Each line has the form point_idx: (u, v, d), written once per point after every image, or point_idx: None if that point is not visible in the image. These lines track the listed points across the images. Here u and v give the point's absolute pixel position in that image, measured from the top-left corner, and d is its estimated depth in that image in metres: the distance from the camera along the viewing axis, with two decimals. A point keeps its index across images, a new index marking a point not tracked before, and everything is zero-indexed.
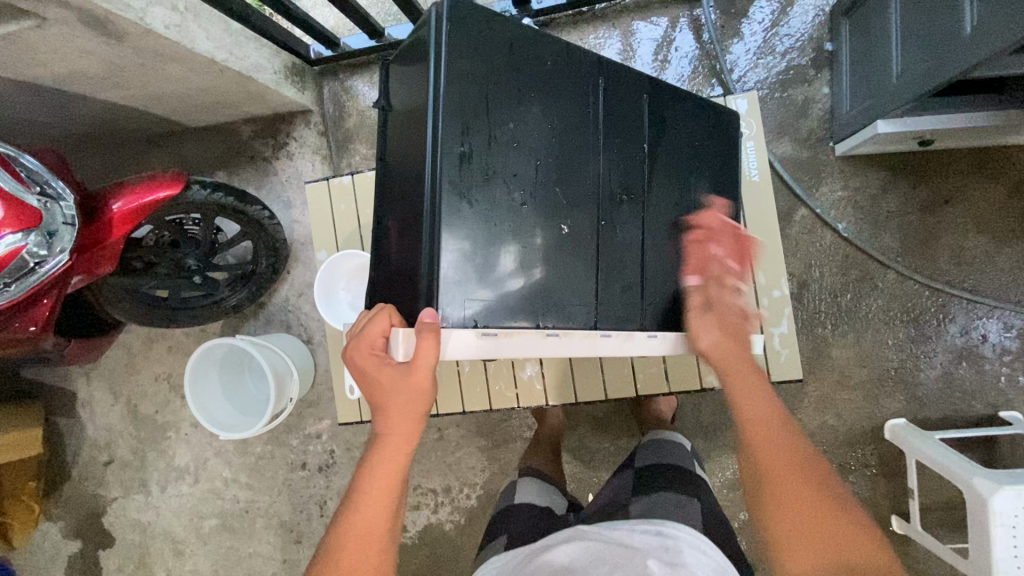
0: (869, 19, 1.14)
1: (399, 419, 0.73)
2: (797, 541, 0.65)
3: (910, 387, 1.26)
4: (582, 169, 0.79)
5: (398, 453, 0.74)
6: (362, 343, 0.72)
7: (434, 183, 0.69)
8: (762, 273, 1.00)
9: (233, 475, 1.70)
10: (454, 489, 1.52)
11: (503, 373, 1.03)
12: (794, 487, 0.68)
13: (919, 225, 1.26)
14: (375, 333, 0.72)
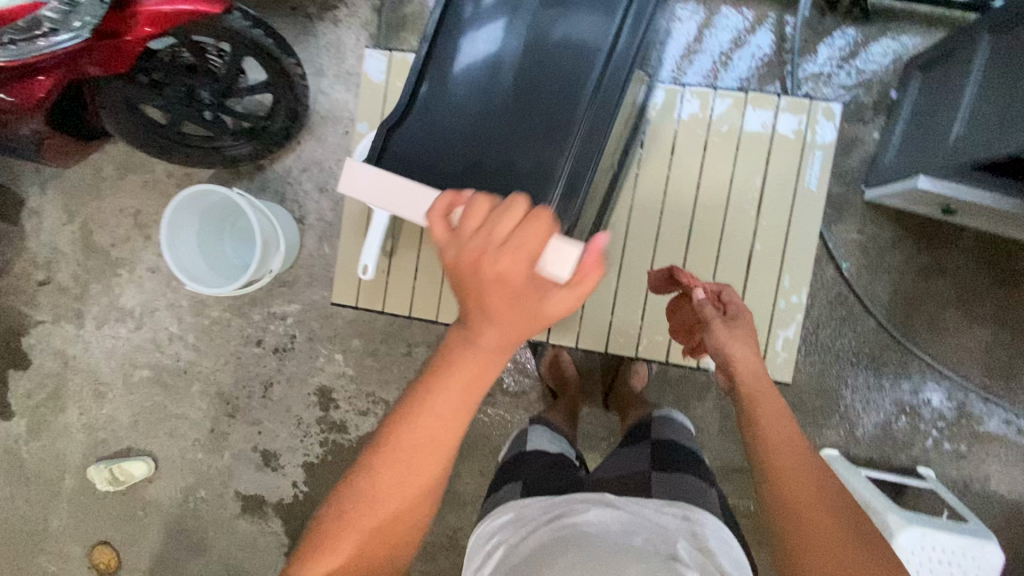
0: (946, 78, 1.17)
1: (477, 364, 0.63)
2: (820, 541, 0.63)
3: (852, 425, 1.36)
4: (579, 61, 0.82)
5: (472, 391, 0.64)
6: (496, 244, 0.56)
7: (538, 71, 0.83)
8: (787, 277, 1.01)
9: (181, 333, 1.62)
10: None
11: None
12: (818, 512, 0.65)
13: (910, 285, 1.34)
14: (531, 245, 0.56)
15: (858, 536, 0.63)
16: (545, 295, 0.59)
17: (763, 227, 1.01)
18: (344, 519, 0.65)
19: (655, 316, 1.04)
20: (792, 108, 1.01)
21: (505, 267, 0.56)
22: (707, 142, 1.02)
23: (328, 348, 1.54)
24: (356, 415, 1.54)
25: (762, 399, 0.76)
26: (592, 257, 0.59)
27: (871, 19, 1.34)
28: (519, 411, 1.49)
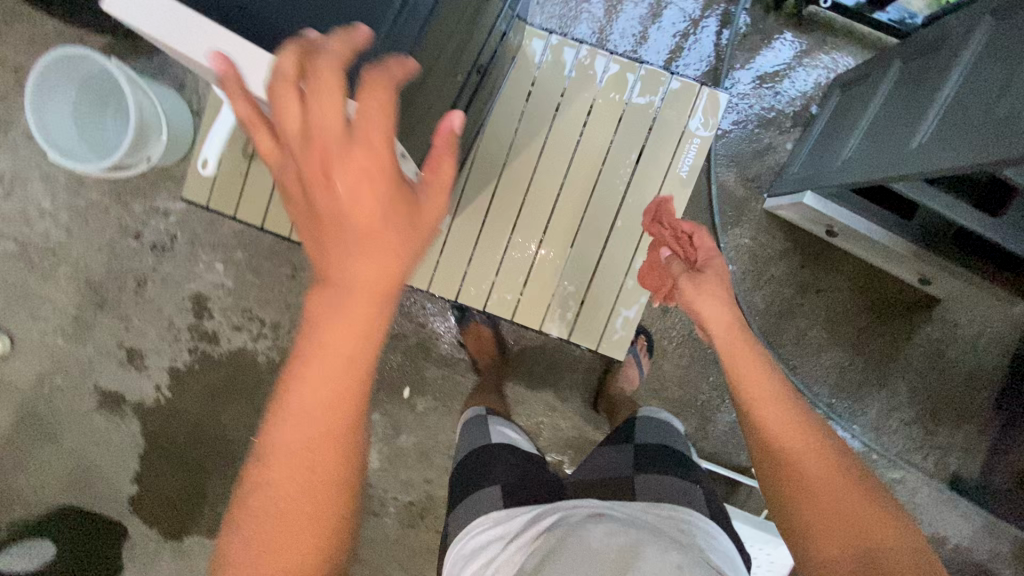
0: (856, 100, 1.19)
1: (350, 325, 0.52)
2: (821, 493, 0.64)
3: (705, 420, 1.42)
4: None
5: (355, 360, 0.53)
6: (336, 139, 0.47)
7: None
8: (639, 258, 1.12)
9: (53, 211, 1.51)
10: (283, 328, 1.48)
11: None
12: (826, 472, 0.66)
13: (786, 298, 1.39)
14: (381, 133, 0.47)
15: (855, 483, 0.65)
16: (407, 204, 0.51)
17: (628, 203, 1.11)
18: (235, 552, 0.54)
19: (513, 270, 1.13)
20: (680, 97, 1.10)
21: (349, 174, 0.48)
22: (597, 110, 1.10)
23: (209, 255, 1.47)
24: (230, 329, 1.49)
25: (739, 351, 0.75)
26: (447, 141, 0.51)
27: (811, 28, 1.33)
28: (394, 354, 1.47)
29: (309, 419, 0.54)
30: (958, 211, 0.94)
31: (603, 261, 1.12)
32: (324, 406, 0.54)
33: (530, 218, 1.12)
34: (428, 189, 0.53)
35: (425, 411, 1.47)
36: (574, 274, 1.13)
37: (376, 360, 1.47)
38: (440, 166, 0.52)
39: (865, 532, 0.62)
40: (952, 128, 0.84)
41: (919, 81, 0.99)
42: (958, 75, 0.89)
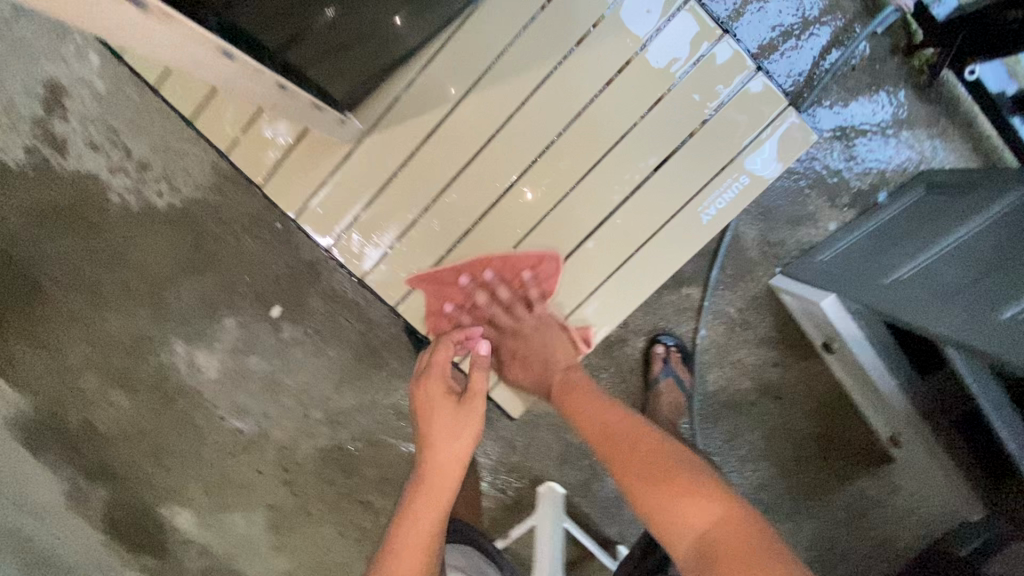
0: (938, 212, 0.93)
1: (413, 529, 0.67)
2: (649, 469, 0.66)
3: (593, 477, 1.23)
4: None
5: (420, 545, 0.65)
6: (450, 407, 0.76)
7: None
8: (594, 302, 0.93)
9: None
10: (150, 171, 1.14)
11: (244, 115, 0.91)
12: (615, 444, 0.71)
13: (741, 389, 1.17)
14: (433, 396, 0.78)
15: (699, 475, 0.63)
16: (462, 410, 0.76)
17: (616, 225, 0.90)
18: None
19: (444, 232, 0.92)
20: (744, 114, 0.87)
21: (443, 428, 0.75)
22: (639, 83, 0.86)
23: (87, 39, 1.09)
24: (85, 143, 1.14)
25: (575, 399, 0.81)
26: (480, 370, 0.78)
27: (928, 98, 1.03)
28: (275, 262, 1.15)
29: None
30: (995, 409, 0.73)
31: (565, 270, 0.91)
32: None
33: (495, 173, 0.89)
34: (471, 396, 0.77)
35: (291, 340, 1.20)
36: (522, 266, 0.91)
37: (250, 259, 1.16)
38: (478, 376, 0.78)
39: (690, 502, 0.60)
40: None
41: None
42: None
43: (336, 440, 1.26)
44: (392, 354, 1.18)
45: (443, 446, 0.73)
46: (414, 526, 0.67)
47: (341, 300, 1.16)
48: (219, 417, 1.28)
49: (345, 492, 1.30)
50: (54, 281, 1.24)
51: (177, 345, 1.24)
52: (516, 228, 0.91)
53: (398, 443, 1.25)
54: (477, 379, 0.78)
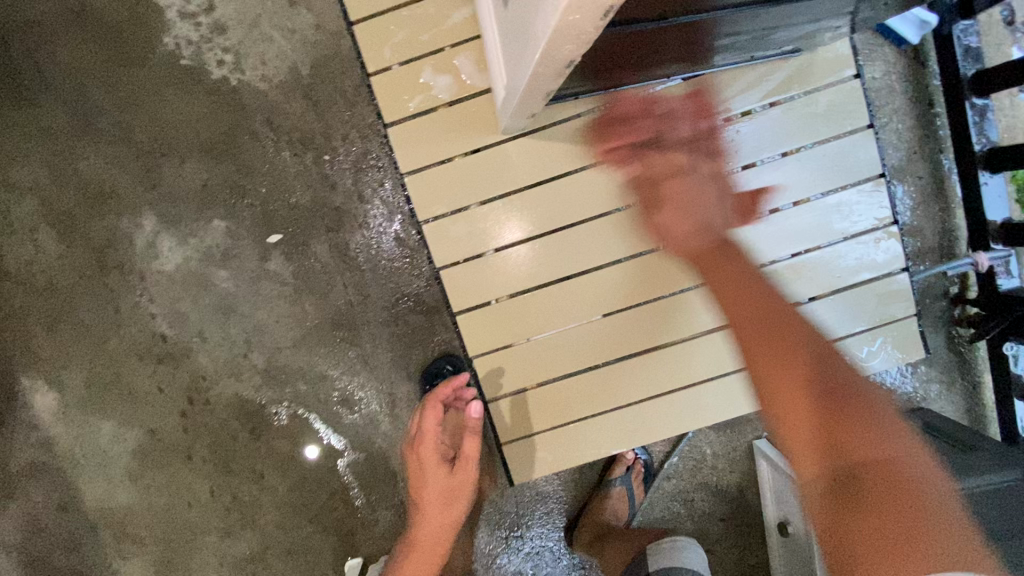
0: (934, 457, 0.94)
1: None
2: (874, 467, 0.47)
3: (505, 551, 1.14)
4: None
5: None
6: (441, 476, 0.83)
7: None
8: (619, 413, 0.91)
9: None
10: (223, 38, 1.03)
11: (416, 46, 0.88)
12: (802, 404, 0.53)
13: (682, 530, 1.13)
14: (425, 463, 0.83)
15: (872, 412, 0.51)
16: (451, 476, 0.83)
17: (671, 356, 0.89)
18: None
19: (514, 268, 0.89)
20: (839, 309, 0.89)
21: (437, 501, 0.83)
22: (790, 226, 0.88)
23: None
24: None
25: (769, 351, 0.57)
26: (473, 433, 0.82)
27: (948, 342, 1.09)
28: (301, 190, 1.05)
29: None
30: None
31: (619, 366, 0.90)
32: None
33: (623, 235, 0.88)
34: (462, 467, 0.83)
35: (273, 274, 1.07)
36: (605, 337, 0.89)
37: (278, 176, 1.05)
38: (472, 444, 0.82)
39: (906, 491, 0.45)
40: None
41: None
42: None
43: (263, 397, 1.12)
44: (369, 338, 1.08)
45: (430, 514, 0.83)
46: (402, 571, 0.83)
47: (347, 261, 1.06)
48: (147, 314, 1.12)
49: (241, 454, 1.14)
50: (50, 89, 1.08)
51: (145, 219, 1.09)
52: (620, 294, 0.89)
53: (325, 429, 1.12)
54: (470, 449, 0.82)
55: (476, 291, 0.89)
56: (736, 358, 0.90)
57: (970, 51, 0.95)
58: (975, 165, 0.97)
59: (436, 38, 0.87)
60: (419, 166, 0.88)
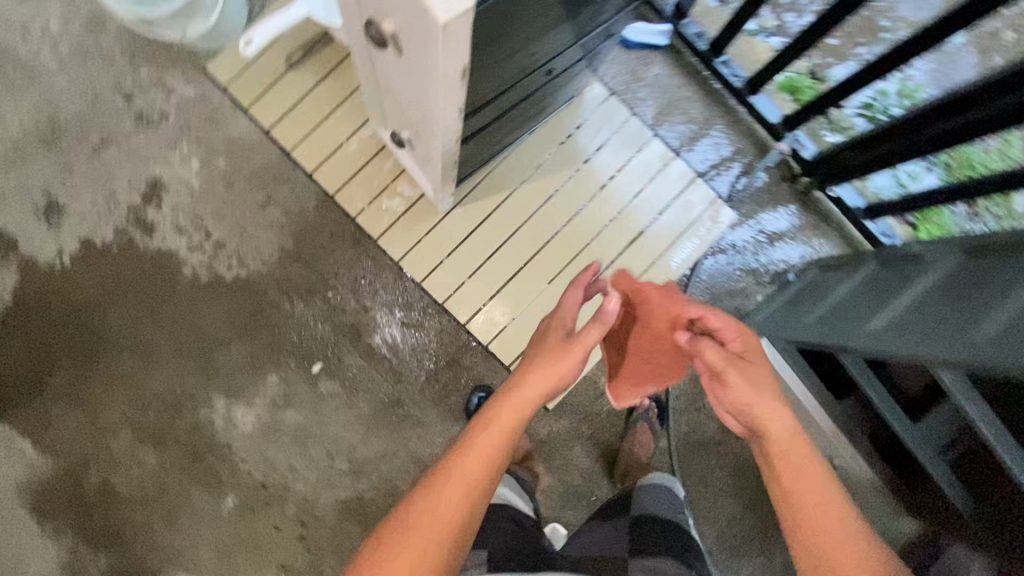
0: (828, 277, 1.29)
1: (491, 448, 0.67)
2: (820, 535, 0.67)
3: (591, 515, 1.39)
4: None
5: (483, 459, 0.67)
6: (556, 342, 0.76)
7: None
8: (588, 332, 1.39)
9: (54, 34, 1.37)
10: (224, 249, 1.38)
11: (374, 184, 1.37)
12: (805, 467, 0.70)
13: (709, 432, 1.41)
14: (565, 315, 0.79)
15: (847, 525, 0.67)
16: (564, 348, 0.75)
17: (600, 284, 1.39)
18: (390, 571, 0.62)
19: (485, 279, 1.37)
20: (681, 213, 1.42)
21: (515, 419, 0.69)
22: (624, 180, 1.42)
23: (190, 149, 1.38)
24: (171, 226, 1.38)
25: (799, 469, 0.70)
26: (599, 320, 0.75)
27: (809, 209, 1.45)
28: (323, 326, 1.38)
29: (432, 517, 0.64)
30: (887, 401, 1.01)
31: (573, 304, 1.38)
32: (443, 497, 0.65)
33: (539, 230, 1.39)
34: (576, 345, 0.74)
35: (328, 394, 1.37)
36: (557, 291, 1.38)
37: (303, 324, 1.38)
38: (608, 309, 0.74)
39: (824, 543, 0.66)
40: (923, 316, 0.91)
41: (891, 280, 1.10)
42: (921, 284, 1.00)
43: (358, 491, 1.38)
44: (417, 406, 1.37)
45: (525, 391, 0.71)
46: (477, 448, 0.67)
47: (377, 358, 1.38)
48: (245, 473, 1.38)
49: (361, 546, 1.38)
50: (110, 343, 1.38)
51: (217, 401, 1.38)
52: (553, 262, 1.38)
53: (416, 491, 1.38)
54: (596, 326, 0.75)
55: (470, 304, 1.36)
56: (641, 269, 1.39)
57: (698, 34, 1.40)
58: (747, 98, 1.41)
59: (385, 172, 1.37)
60: (404, 248, 1.37)
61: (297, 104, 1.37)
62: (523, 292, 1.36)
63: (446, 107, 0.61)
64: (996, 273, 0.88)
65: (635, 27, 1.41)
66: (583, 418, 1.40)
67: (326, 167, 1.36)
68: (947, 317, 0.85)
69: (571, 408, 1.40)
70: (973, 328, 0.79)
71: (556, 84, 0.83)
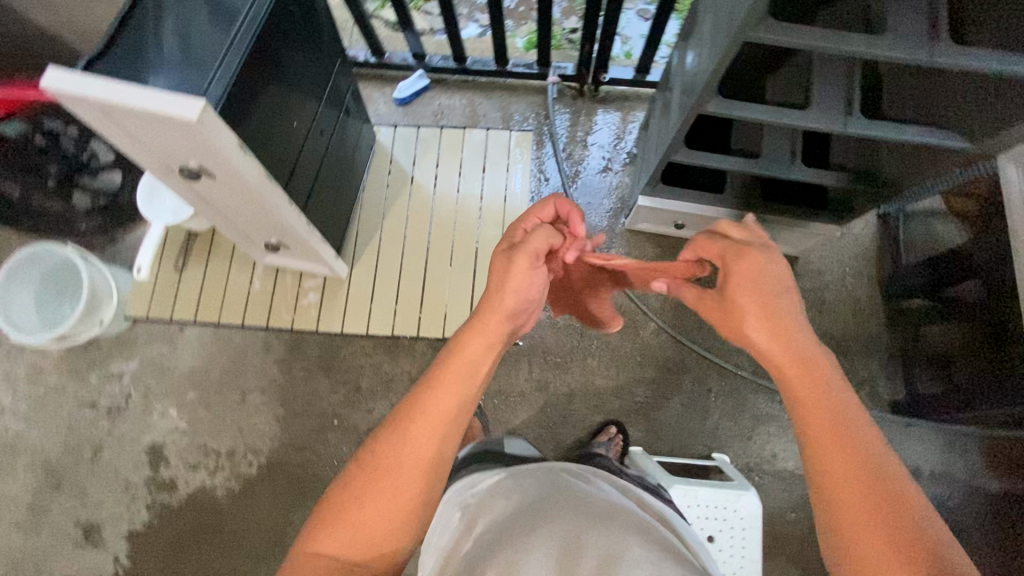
0: (648, 127, 1.56)
1: (472, 359, 0.72)
2: (849, 499, 0.60)
3: (649, 419, 1.50)
4: (191, 19, 0.76)
5: (460, 376, 0.71)
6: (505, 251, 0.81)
7: (147, 17, 0.76)
8: None
9: (13, 404, 1.56)
10: (237, 453, 1.53)
11: (287, 300, 1.57)
12: (840, 453, 0.62)
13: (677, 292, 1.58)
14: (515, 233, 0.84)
15: (887, 496, 0.59)
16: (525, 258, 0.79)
17: (483, 235, 1.59)
18: (363, 496, 0.65)
19: (409, 302, 1.55)
20: (501, 151, 1.68)
21: (480, 348, 0.74)
22: (446, 163, 1.66)
23: (162, 403, 1.56)
24: (187, 470, 1.52)
25: (830, 443, 0.63)
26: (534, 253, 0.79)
27: (610, 102, 1.74)
28: (348, 448, 1.51)
29: (409, 443, 0.66)
30: (729, 160, 1.22)
31: (477, 262, 1.57)
32: (421, 425, 0.67)
33: (416, 239, 1.60)
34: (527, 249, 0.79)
35: None
36: (460, 264, 1.57)
37: (333, 459, 1.51)
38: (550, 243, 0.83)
39: (856, 513, 0.59)
40: (683, 88, 1.17)
41: (666, 92, 1.36)
42: (676, 75, 1.27)
43: None
44: None
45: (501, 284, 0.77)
46: (454, 365, 0.72)
47: None
48: None
49: None
50: None
51: None
52: (441, 250, 1.59)
53: None
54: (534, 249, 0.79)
55: (409, 322, 1.54)
56: (508, 209, 1.62)
57: (442, 60, 1.73)
58: (509, 70, 1.72)
59: (291, 287, 1.58)
60: (336, 325, 1.56)
61: (211, 308, 1.58)
62: (438, 286, 1.56)
63: (278, 198, 0.86)
64: (697, 31, 1.15)
65: (399, 88, 1.73)
66: (583, 357, 1.55)
67: (247, 316, 1.57)
68: (694, 75, 1.10)
69: (570, 357, 1.55)
70: (703, 68, 1.03)
71: (340, 141, 1.10)
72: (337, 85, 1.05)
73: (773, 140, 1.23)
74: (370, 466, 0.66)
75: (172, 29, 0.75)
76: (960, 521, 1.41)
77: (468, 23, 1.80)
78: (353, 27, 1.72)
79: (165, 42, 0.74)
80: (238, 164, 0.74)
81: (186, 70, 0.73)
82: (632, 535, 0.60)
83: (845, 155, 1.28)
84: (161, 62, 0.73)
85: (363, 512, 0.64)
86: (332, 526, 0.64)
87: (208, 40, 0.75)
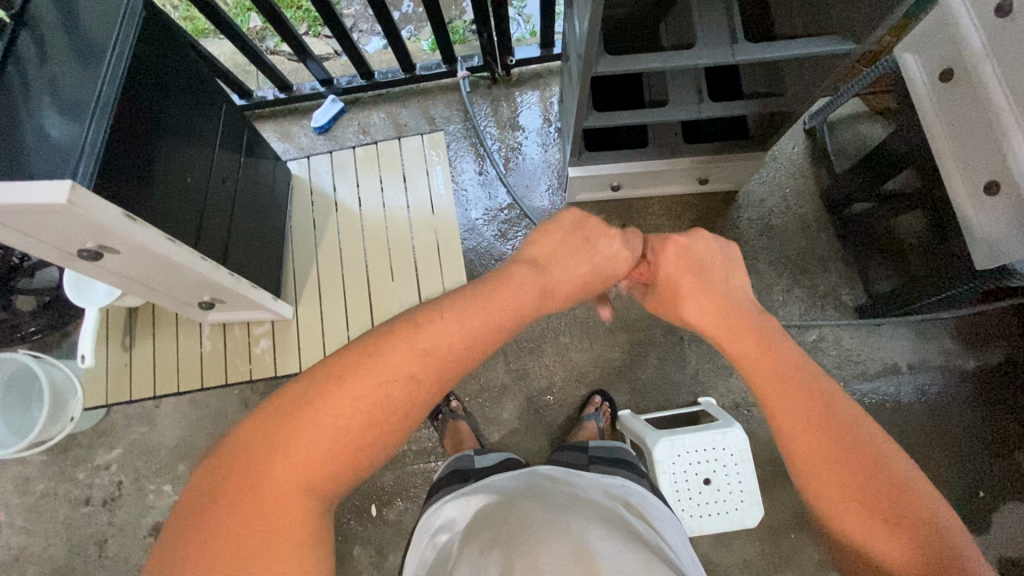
0: (564, 99, 1.56)
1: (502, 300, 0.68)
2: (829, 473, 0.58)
3: (631, 380, 1.52)
4: (61, 86, 0.76)
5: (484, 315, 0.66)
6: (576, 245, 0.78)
7: (11, 93, 0.75)
8: (446, 273, 1.58)
9: (7, 519, 1.54)
10: None
11: (240, 351, 1.56)
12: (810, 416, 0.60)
13: None
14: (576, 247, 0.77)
15: (859, 453, 0.58)
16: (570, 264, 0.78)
17: (418, 245, 1.60)
18: (323, 410, 0.56)
19: (361, 326, 1.55)
20: (420, 156, 1.68)
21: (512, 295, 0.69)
22: (368, 181, 1.65)
23: (156, 482, 1.55)
24: None
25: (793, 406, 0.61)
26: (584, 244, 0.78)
27: (525, 83, 1.74)
28: None
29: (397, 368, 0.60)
30: (641, 114, 1.22)
31: (419, 271, 1.58)
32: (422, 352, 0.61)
33: (355, 262, 1.59)
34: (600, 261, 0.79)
35: (397, 518, 1.45)
36: (401, 277, 1.58)
37: None
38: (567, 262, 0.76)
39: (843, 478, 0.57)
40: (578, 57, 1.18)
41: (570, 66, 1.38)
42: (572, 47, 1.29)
43: None
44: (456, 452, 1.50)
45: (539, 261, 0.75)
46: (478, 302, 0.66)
47: (400, 458, 1.49)
48: None
49: None
50: None
51: None
52: (379, 268, 1.59)
53: None
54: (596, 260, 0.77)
55: None
56: (440, 213, 1.62)
57: (349, 80, 1.72)
58: (419, 75, 1.71)
59: (240, 336, 1.57)
60: (291, 367, 1.55)
61: (168, 378, 1.56)
62: (385, 304, 1.56)
63: (192, 260, 0.87)
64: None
65: (315, 118, 1.72)
66: (554, 337, 1.55)
67: (205, 378, 1.56)
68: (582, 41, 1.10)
69: (542, 340, 1.55)
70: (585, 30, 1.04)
71: (249, 185, 1.10)
72: (231, 131, 1.04)
73: (679, 84, 1.24)
74: (345, 382, 0.57)
75: (41, 98, 0.75)
76: (945, 404, 1.44)
77: (369, 37, 1.81)
78: (252, 69, 1.71)
79: (38, 111, 0.73)
80: (125, 225, 0.72)
81: (64, 129, 0.72)
82: (587, 521, 0.64)
83: (754, 84, 1.30)
84: (35, 129, 0.72)
85: (329, 434, 0.56)
86: (288, 434, 0.55)
87: (78, 99, 0.75)
